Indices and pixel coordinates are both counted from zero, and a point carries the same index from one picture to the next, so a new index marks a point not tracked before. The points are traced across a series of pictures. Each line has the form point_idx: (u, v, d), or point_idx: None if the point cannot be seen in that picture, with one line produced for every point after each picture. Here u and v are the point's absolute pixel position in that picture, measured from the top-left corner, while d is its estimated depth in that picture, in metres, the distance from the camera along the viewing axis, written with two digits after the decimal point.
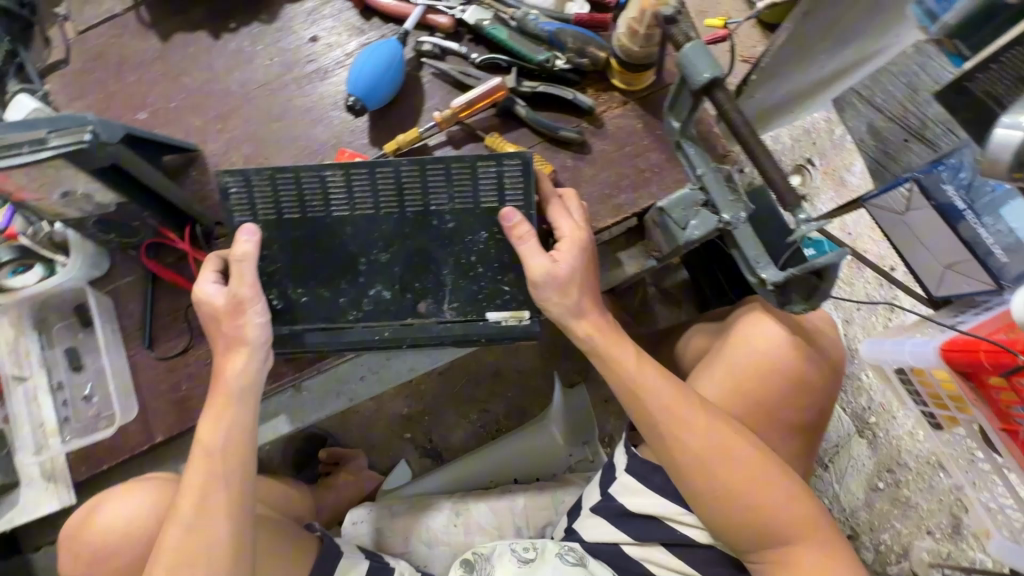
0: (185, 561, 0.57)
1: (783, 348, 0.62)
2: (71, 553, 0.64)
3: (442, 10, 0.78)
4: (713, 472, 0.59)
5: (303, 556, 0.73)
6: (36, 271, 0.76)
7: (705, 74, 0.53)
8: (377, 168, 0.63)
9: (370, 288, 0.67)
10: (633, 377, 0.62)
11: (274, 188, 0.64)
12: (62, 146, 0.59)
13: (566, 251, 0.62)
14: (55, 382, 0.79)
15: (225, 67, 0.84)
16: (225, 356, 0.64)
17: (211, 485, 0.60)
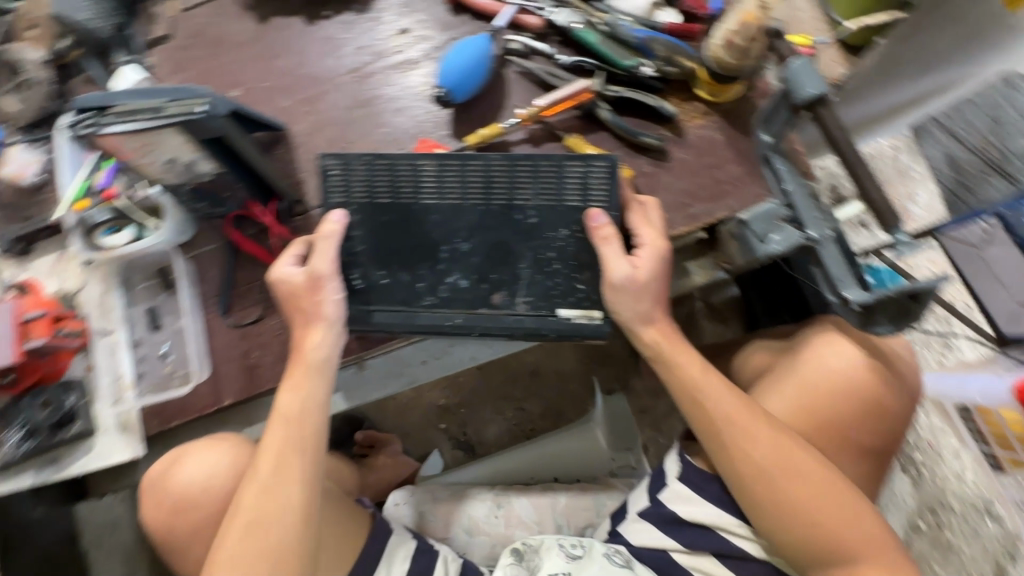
0: (258, 521, 0.61)
1: (856, 364, 0.62)
2: (153, 501, 0.70)
3: (534, 11, 0.79)
4: (779, 486, 0.58)
5: (355, 533, 0.77)
6: (127, 232, 0.79)
7: (810, 90, 0.53)
8: (468, 163, 0.68)
9: (448, 275, 0.69)
10: (700, 383, 0.62)
11: (370, 175, 0.69)
12: (179, 114, 0.63)
13: (647, 255, 0.64)
14: (135, 339, 0.83)
15: (317, 52, 0.87)
16: (304, 331, 0.67)
17: (289, 454, 0.63)
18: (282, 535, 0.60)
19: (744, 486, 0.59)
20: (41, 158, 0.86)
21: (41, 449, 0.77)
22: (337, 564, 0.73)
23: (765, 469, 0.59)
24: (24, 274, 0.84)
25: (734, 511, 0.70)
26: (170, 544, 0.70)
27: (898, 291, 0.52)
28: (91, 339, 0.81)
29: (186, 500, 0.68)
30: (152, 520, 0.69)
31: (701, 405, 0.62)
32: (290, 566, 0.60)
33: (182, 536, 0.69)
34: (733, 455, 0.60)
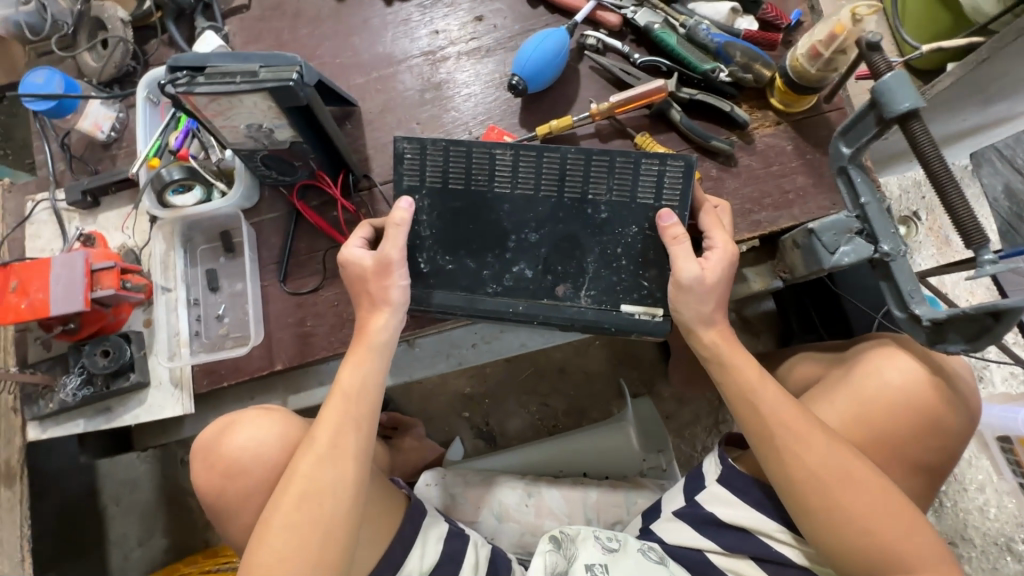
0: (310, 490, 0.59)
1: (914, 381, 0.63)
2: (202, 464, 0.67)
3: (613, 8, 0.80)
4: (833, 496, 0.58)
5: (392, 513, 0.73)
6: (195, 193, 0.81)
7: (904, 103, 0.53)
8: (544, 154, 0.68)
9: (514, 265, 0.70)
10: (760, 391, 0.62)
11: (445, 161, 0.70)
12: (272, 79, 0.64)
13: (717, 257, 0.64)
14: (192, 299, 0.84)
15: (392, 33, 0.88)
16: (369, 314, 0.67)
17: (347, 427, 0.62)
18: (335, 506, 0.59)
19: (800, 497, 0.59)
20: (115, 115, 0.88)
21: (96, 397, 0.79)
22: (373, 550, 0.68)
23: (822, 480, 0.59)
24: (91, 227, 0.87)
25: (774, 517, 0.70)
26: (216, 510, 0.66)
27: (975, 309, 0.52)
28: (152, 295, 0.83)
29: (232, 467, 0.65)
30: (201, 484, 0.66)
31: (759, 415, 0.61)
32: (337, 537, 0.58)
33: (229, 503, 0.65)
34: (791, 465, 0.59)
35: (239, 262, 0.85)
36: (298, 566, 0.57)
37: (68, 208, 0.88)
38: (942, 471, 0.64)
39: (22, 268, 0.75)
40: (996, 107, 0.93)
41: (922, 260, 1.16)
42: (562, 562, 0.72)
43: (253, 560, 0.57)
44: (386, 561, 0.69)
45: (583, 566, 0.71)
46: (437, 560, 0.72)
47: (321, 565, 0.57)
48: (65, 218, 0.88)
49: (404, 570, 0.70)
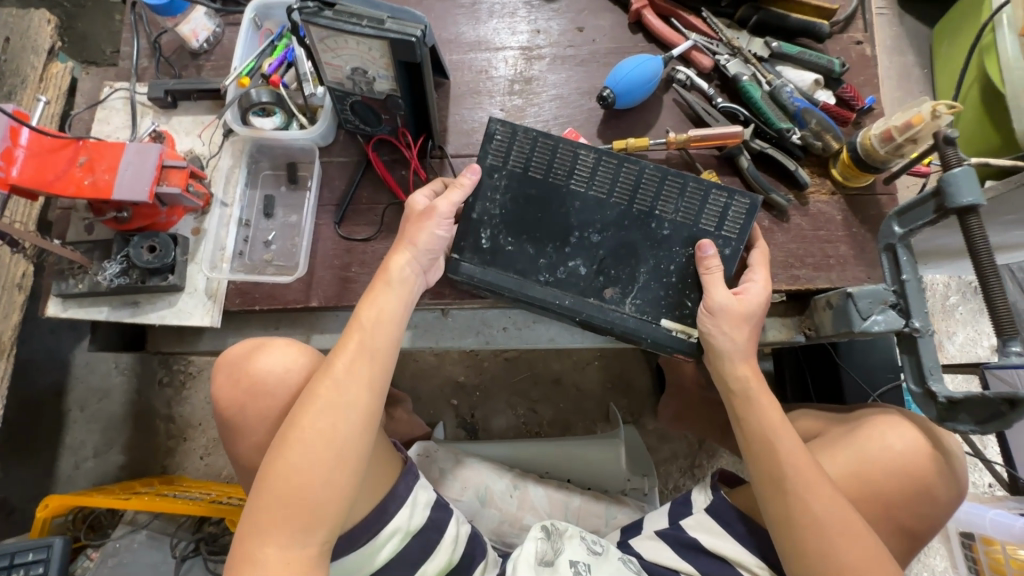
0: (327, 415, 0.60)
1: (914, 449, 0.68)
2: (227, 378, 0.69)
3: (708, 52, 0.86)
4: (834, 542, 0.61)
5: (390, 464, 0.72)
6: (274, 119, 0.83)
7: (966, 199, 0.59)
8: (624, 165, 0.73)
9: (571, 260, 0.74)
10: (777, 427, 0.65)
11: (531, 150, 0.74)
12: (398, 31, 0.67)
13: (751, 292, 0.68)
14: (245, 219, 0.86)
15: (495, 22, 0.92)
16: (392, 251, 0.68)
17: (362, 358, 0.63)
18: (345, 436, 0.60)
19: (798, 534, 0.62)
20: (214, 29, 0.90)
21: (129, 289, 0.79)
22: (370, 497, 0.69)
23: (824, 524, 0.61)
24: (164, 127, 0.88)
25: (757, 554, 0.72)
26: (232, 425, 0.69)
27: (993, 394, 0.57)
28: (208, 205, 0.84)
29: (259, 385, 0.68)
30: (224, 396, 0.69)
31: (773, 448, 0.65)
32: (345, 463, 0.59)
33: (250, 419, 0.68)
34: (798, 502, 0.62)
35: (300, 195, 0.87)
36: (309, 482, 0.58)
37: (144, 103, 0.89)
38: (922, 540, 0.70)
39: (94, 146, 0.75)
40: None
41: None
42: (550, 553, 0.74)
43: (271, 468, 0.58)
44: (381, 511, 0.69)
45: (568, 562, 0.73)
46: (423, 524, 0.72)
47: (328, 485, 0.58)
48: (139, 112, 0.89)
49: (393, 522, 0.70)
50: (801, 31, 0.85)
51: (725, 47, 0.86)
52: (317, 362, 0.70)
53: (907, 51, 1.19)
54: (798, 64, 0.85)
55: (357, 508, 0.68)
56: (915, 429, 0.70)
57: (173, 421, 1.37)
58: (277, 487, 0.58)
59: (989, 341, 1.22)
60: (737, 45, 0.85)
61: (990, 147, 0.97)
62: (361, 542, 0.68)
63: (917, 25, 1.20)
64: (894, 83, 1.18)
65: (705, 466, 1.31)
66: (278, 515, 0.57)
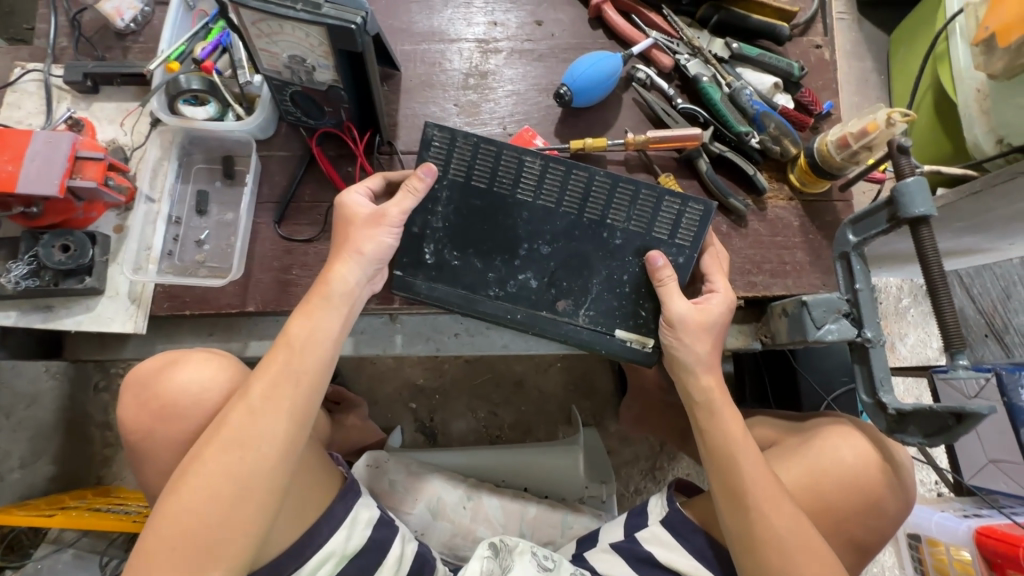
0: (237, 439, 0.55)
1: (863, 460, 0.68)
2: (135, 400, 0.64)
3: (668, 51, 0.83)
4: (791, 560, 0.60)
5: (324, 485, 0.68)
6: (207, 108, 0.77)
7: (918, 209, 0.58)
8: (573, 171, 0.69)
9: (520, 272, 0.70)
10: (736, 442, 0.64)
11: (473, 157, 0.69)
12: (336, 17, 0.62)
13: (714, 302, 0.66)
14: (174, 216, 0.79)
15: (450, 12, 0.87)
16: (332, 262, 0.63)
17: (280, 377, 0.58)
18: (257, 461, 0.55)
19: (755, 553, 0.60)
20: (142, 7, 0.82)
21: (40, 292, 0.72)
22: (296, 523, 0.64)
23: (782, 542, 0.60)
24: (83, 113, 0.80)
25: (711, 567, 0.71)
26: (140, 450, 0.63)
27: (943, 407, 0.56)
28: (133, 200, 0.77)
29: (169, 407, 0.62)
30: (131, 420, 0.63)
31: (730, 464, 0.63)
32: (253, 491, 0.55)
33: (159, 446, 0.62)
34: (754, 520, 0.61)
35: (236, 191, 0.81)
36: (220, 514, 0.53)
37: (60, 87, 0.81)
38: (870, 550, 0.70)
39: None
40: (971, 240, 1.04)
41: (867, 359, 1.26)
42: (497, 572, 0.71)
43: (174, 504, 0.53)
44: (313, 535, 0.65)
45: None
46: (362, 546, 0.68)
47: (241, 516, 0.54)
48: (55, 96, 0.81)
49: (327, 546, 0.65)
50: (761, 32, 0.83)
51: (686, 47, 0.83)
52: (240, 378, 0.64)
53: (866, 57, 1.20)
54: (758, 66, 0.83)
55: (280, 535, 0.63)
56: (866, 440, 0.69)
57: (109, 428, 1.30)
58: (185, 520, 0.53)
59: (937, 344, 1.25)
60: (698, 45, 0.82)
61: (944, 155, 0.98)
62: (289, 570, 0.63)
63: (876, 31, 1.21)
64: (853, 88, 1.19)
65: (666, 468, 1.31)
66: (199, 548, 0.53)
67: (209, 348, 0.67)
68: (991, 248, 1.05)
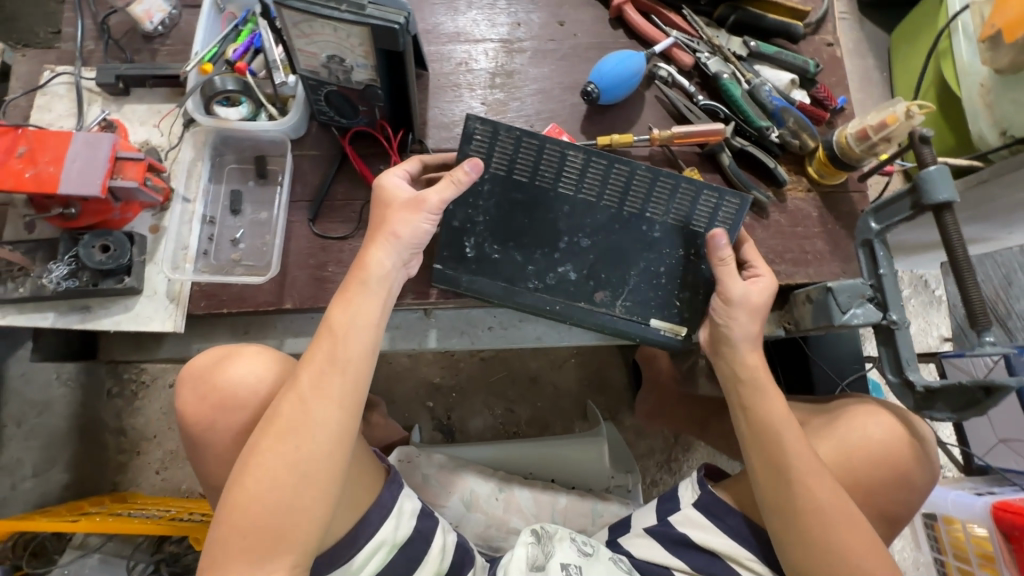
0: (294, 430, 0.56)
1: (891, 437, 0.71)
2: (193, 393, 0.64)
3: (689, 50, 0.86)
4: (831, 530, 0.62)
5: (370, 477, 0.69)
6: (240, 109, 0.78)
7: (942, 195, 0.61)
8: (614, 166, 0.70)
9: (560, 265, 0.72)
10: (775, 420, 0.66)
11: (515, 151, 0.70)
12: (380, 17, 0.63)
13: (761, 285, 0.68)
14: (209, 216, 0.80)
15: (475, 13, 0.89)
16: (367, 246, 0.62)
17: (330, 368, 0.58)
18: (314, 451, 0.56)
19: (801, 526, 0.63)
20: (170, 10, 0.83)
21: (79, 293, 0.72)
22: (349, 513, 0.65)
23: (828, 516, 0.62)
24: (115, 115, 0.81)
25: (747, 546, 0.72)
26: (196, 443, 0.64)
27: (971, 382, 0.60)
28: (168, 201, 0.78)
29: (228, 397, 0.63)
30: (189, 411, 0.64)
31: (776, 444, 0.65)
32: (315, 482, 0.55)
33: (220, 436, 0.63)
34: (799, 496, 0.63)
35: (269, 190, 0.82)
36: (285, 502, 0.54)
37: (91, 89, 0.82)
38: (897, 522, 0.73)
39: (36, 135, 0.68)
40: (973, 230, 1.08)
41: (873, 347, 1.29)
42: (541, 557, 0.73)
43: (239, 494, 0.54)
44: (361, 527, 0.65)
45: (559, 565, 0.71)
46: (409, 535, 0.69)
47: (304, 504, 0.55)
48: (86, 98, 0.81)
49: (378, 536, 0.66)
50: (777, 31, 0.87)
51: (705, 46, 0.86)
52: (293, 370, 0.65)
53: (867, 55, 1.24)
54: (775, 64, 0.86)
55: (338, 523, 0.64)
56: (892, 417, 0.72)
57: (124, 435, 1.28)
58: (252, 508, 0.54)
59: (939, 331, 1.30)
60: (717, 44, 0.85)
61: (946, 147, 1.02)
62: (342, 560, 0.64)
63: (875, 31, 1.25)
64: (855, 85, 1.23)
65: (681, 459, 1.33)
66: (266, 534, 0.54)
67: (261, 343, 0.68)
68: (993, 237, 1.09)
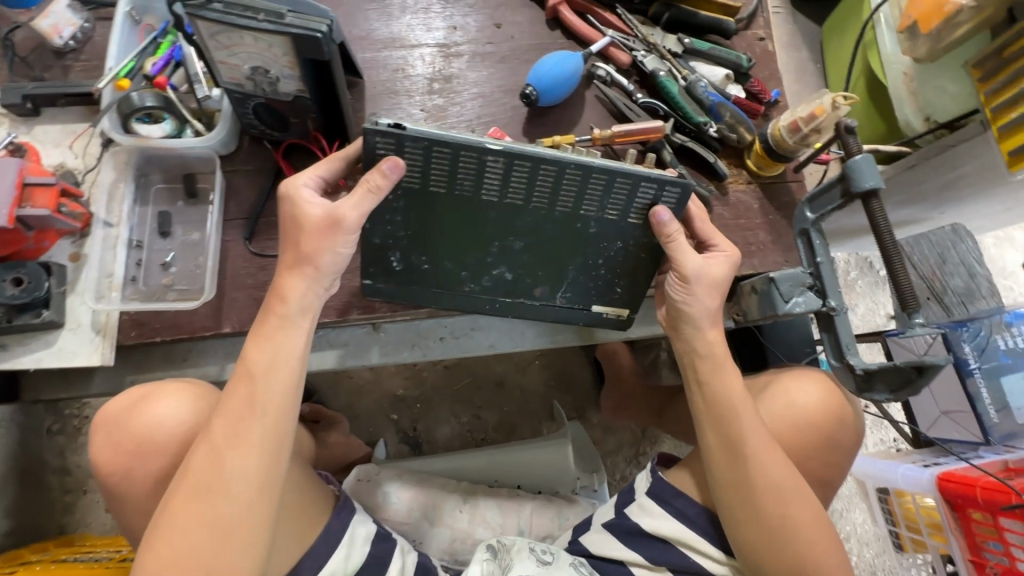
0: (211, 483, 0.53)
1: (821, 400, 0.73)
2: (108, 441, 0.61)
3: (625, 48, 0.86)
4: (775, 504, 0.64)
5: (318, 505, 0.67)
6: (163, 126, 0.74)
7: (868, 182, 0.63)
8: (540, 166, 0.61)
9: (495, 267, 0.70)
10: (726, 398, 0.67)
11: (425, 161, 0.60)
12: (301, 26, 0.61)
13: (719, 260, 0.67)
14: (135, 240, 0.75)
15: (409, 18, 0.87)
16: (284, 273, 0.58)
17: (246, 414, 0.55)
18: (232, 503, 0.53)
19: (753, 502, 0.64)
20: (81, 24, 0.78)
21: None
22: (293, 552, 0.62)
23: (779, 488, 0.64)
24: (24, 138, 0.76)
25: (695, 527, 0.70)
26: (116, 493, 0.61)
27: (906, 362, 0.62)
28: (89, 227, 0.73)
29: (146, 443, 0.60)
30: (104, 460, 0.61)
31: (732, 416, 0.66)
32: (238, 533, 0.53)
33: (139, 484, 0.61)
34: (753, 471, 0.64)
35: (201, 210, 0.78)
36: (210, 549, 0.52)
37: None
38: (831, 485, 0.75)
39: None
40: (908, 212, 1.13)
41: None
42: (497, 572, 0.71)
43: (158, 548, 0.52)
44: (309, 559, 0.63)
45: None
46: (363, 562, 0.67)
47: (229, 551, 0.52)
48: None
49: (328, 568, 0.64)
50: (709, 27, 0.88)
51: (641, 44, 0.87)
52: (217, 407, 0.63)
53: (801, 47, 1.28)
54: (709, 60, 0.87)
55: (278, 564, 0.61)
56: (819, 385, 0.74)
57: (68, 474, 1.22)
58: (174, 561, 0.51)
59: (885, 310, 1.35)
60: (652, 42, 0.86)
61: (879, 134, 1.07)
62: None
63: (808, 24, 1.29)
64: (792, 77, 1.27)
65: (649, 452, 1.35)
66: None
67: (186, 378, 0.65)
68: (927, 218, 1.14)
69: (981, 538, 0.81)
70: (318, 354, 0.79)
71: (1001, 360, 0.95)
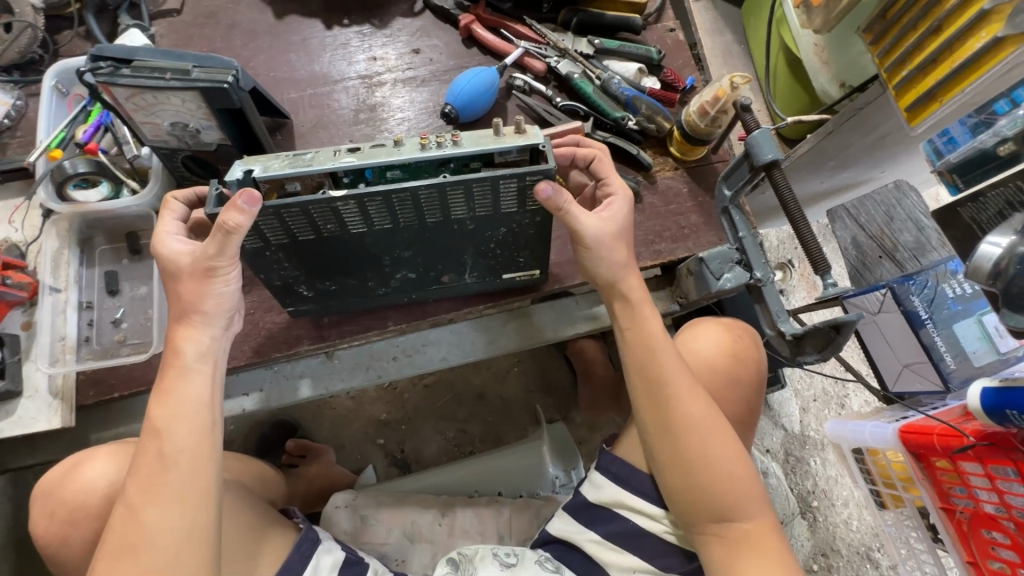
0: (131, 543, 0.53)
1: (723, 347, 0.78)
2: (43, 511, 0.66)
3: (539, 56, 0.89)
4: (701, 449, 0.66)
5: (277, 539, 0.69)
6: (100, 189, 0.77)
7: (768, 155, 0.65)
8: (392, 196, 0.59)
9: (395, 273, 0.73)
10: (652, 352, 0.68)
11: (281, 223, 0.60)
12: (207, 79, 0.64)
13: (615, 207, 0.68)
14: (85, 302, 0.78)
15: (330, 55, 0.91)
16: (176, 327, 0.60)
17: (158, 469, 0.55)
18: (159, 557, 0.53)
19: (677, 441, 0.66)
20: (12, 102, 0.82)
21: None
22: None
23: (702, 428, 0.66)
24: None
25: (640, 495, 0.71)
26: (61, 556, 0.66)
27: (825, 323, 0.64)
28: (38, 294, 0.76)
29: (75, 510, 0.64)
30: (42, 531, 0.66)
31: (651, 358, 0.68)
32: None
33: (79, 546, 0.65)
34: (673, 411, 0.67)
35: (146, 264, 0.80)
36: None
37: None
38: (745, 426, 0.80)
39: None
40: (848, 174, 1.15)
41: (794, 300, 1.35)
42: None
43: None
44: None
45: None
46: None
47: None
48: None
49: None
50: (618, 26, 0.91)
51: (553, 50, 0.90)
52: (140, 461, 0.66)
53: (725, 32, 1.36)
54: (621, 56, 0.91)
55: None
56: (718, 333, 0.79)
57: None
58: None
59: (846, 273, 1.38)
60: (563, 46, 0.89)
61: (803, 106, 1.21)
62: None
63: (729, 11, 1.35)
64: (721, 61, 1.31)
65: None
66: None
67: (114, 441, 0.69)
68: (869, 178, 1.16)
69: (946, 484, 0.83)
70: (276, 389, 0.81)
71: (952, 307, 0.95)
